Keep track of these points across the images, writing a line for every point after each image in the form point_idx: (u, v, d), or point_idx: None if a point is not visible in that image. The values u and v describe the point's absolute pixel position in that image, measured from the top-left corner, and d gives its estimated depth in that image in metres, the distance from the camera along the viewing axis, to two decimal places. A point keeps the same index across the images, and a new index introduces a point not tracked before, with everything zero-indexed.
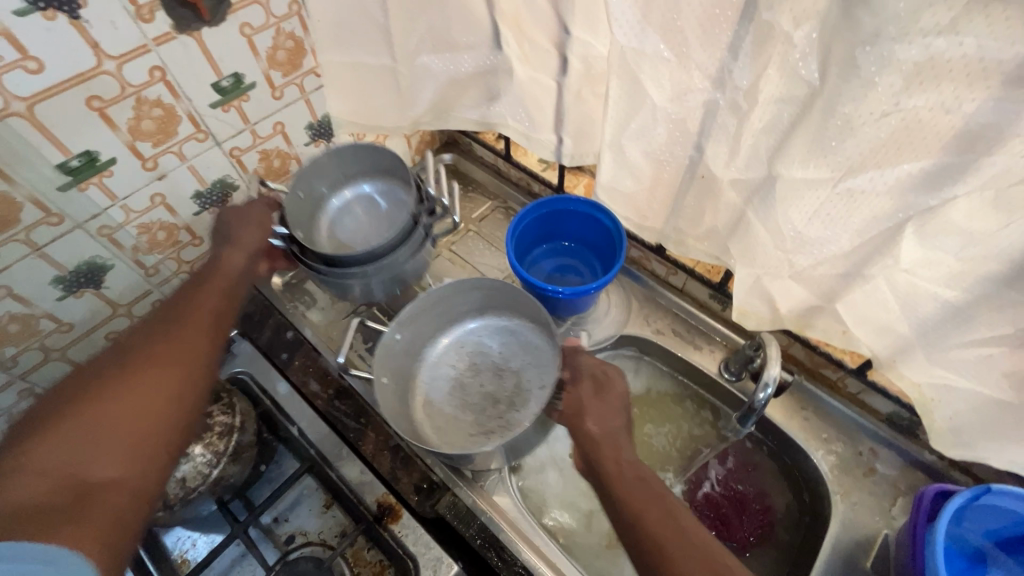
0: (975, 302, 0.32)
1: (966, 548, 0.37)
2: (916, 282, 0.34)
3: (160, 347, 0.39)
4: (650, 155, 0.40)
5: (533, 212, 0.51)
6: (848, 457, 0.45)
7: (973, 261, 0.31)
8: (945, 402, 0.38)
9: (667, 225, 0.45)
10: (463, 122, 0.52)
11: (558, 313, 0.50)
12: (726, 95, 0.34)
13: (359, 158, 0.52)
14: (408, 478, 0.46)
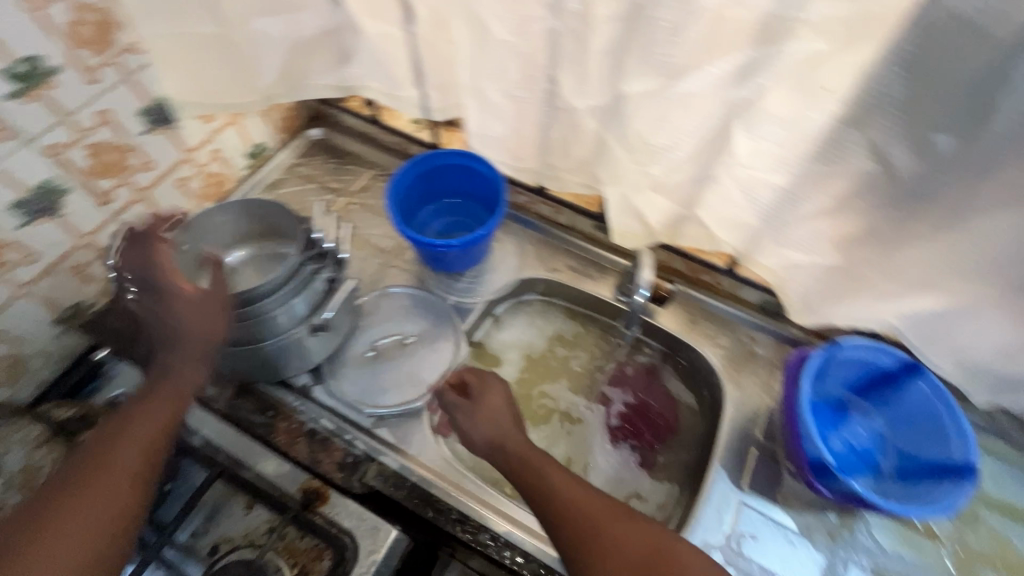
0: (800, 176, 0.77)
1: (829, 395, 1.00)
2: (753, 172, 0.79)
3: (102, 478, 0.70)
4: (505, 90, 0.88)
5: (413, 174, 1.07)
6: (735, 346, 1.10)
7: (790, 139, 0.73)
8: (794, 278, 0.92)
9: (545, 162, 0.99)
10: (317, 84, 1.04)
11: (446, 258, 1.07)
12: (560, 18, 0.74)
13: (251, 214, 1.05)
14: (325, 461, 0.96)
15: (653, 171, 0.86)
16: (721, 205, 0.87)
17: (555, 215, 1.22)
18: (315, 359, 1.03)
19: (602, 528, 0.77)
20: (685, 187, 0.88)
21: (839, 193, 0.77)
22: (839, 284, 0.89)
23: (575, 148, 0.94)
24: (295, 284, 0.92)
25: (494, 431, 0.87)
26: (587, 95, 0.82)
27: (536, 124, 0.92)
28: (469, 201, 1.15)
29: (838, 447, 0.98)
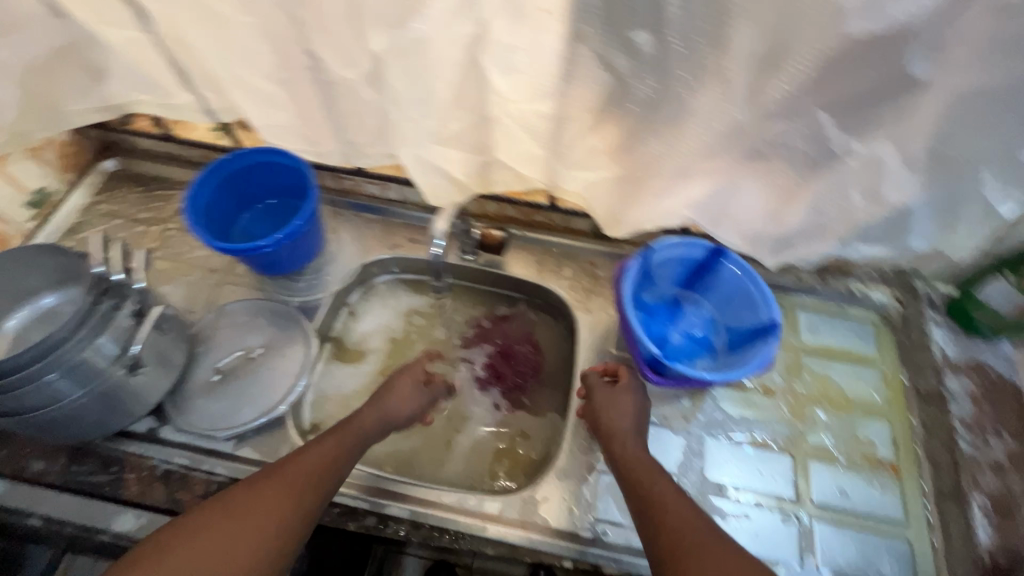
0: (552, 99, 0.92)
1: (664, 295, 1.31)
2: (516, 106, 0.95)
3: (289, 483, 0.93)
4: (267, 74, 0.98)
5: (207, 182, 1.15)
6: (576, 272, 1.40)
7: (537, 69, 0.87)
8: (592, 193, 1.11)
9: (341, 139, 1.10)
10: (72, 111, 1.13)
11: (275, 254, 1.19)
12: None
13: (31, 261, 1.02)
14: (135, 486, 1.12)
15: (428, 124, 1.00)
16: (509, 143, 1.05)
17: (385, 190, 1.45)
18: (154, 392, 1.12)
19: (700, 542, 0.89)
20: (463, 132, 1.03)
21: (592, 107, 0.92)
22: (635, 186, 1.04)
23: (366, 119, 1.05)
24: (93, 325, 0.94)
25: (619, 414, 1.10)
26: (354, 63, 0.93)
27: (317, 103, 1.03)
28: (283, 198, 1.30)
29: (676, 338, 1.27)
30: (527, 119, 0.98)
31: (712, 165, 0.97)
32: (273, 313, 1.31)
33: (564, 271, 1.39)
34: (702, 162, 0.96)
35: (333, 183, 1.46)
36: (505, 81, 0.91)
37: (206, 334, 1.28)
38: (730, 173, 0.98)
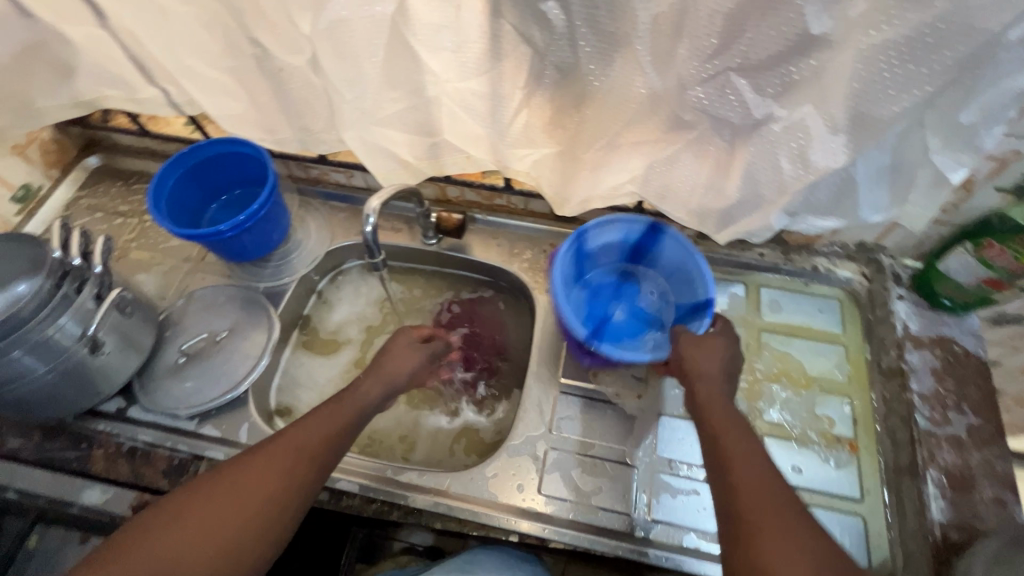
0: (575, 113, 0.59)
1: (608, 272, 0.80)
2: (520, 103, 0.60)
3: (294, 459, 0.56)
4: (94, 64, 0.70)
5: (176, 168, 0.78)
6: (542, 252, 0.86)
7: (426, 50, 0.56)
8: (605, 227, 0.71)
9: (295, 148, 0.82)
10: None
11: (245, 239, 0.77)
12: None
13: None
14: None
15: (386, 133, 0.67)
16: (452, 123, 0.66)
17: (351, 179, 0.91)
18: (124, 376, 0.73)
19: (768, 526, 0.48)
20: (428, 142, 0.69)
21: (630, 116, 0.56)
22: (566, 165, 0.64)
23: (316, 102, 0.70)
24: (48, 309, 0.61)
25: (710, 373, 0.60)
26: (298, 49, 0.62)
27: (264, 85, 0.68)
28: (253, 189, 0.86)
29: (620, 317, 0.77)
30: (456, 101, 0.62)
31: (686, 179, 0.61)
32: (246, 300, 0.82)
33: (528, 255, 0.86)
34: (676, 172, 0.61)
35: (297, 171, 0.91)
36: (432, 65, 0.58)
37: (175, 319, 0.80)
38: (702, 187, 0.62)
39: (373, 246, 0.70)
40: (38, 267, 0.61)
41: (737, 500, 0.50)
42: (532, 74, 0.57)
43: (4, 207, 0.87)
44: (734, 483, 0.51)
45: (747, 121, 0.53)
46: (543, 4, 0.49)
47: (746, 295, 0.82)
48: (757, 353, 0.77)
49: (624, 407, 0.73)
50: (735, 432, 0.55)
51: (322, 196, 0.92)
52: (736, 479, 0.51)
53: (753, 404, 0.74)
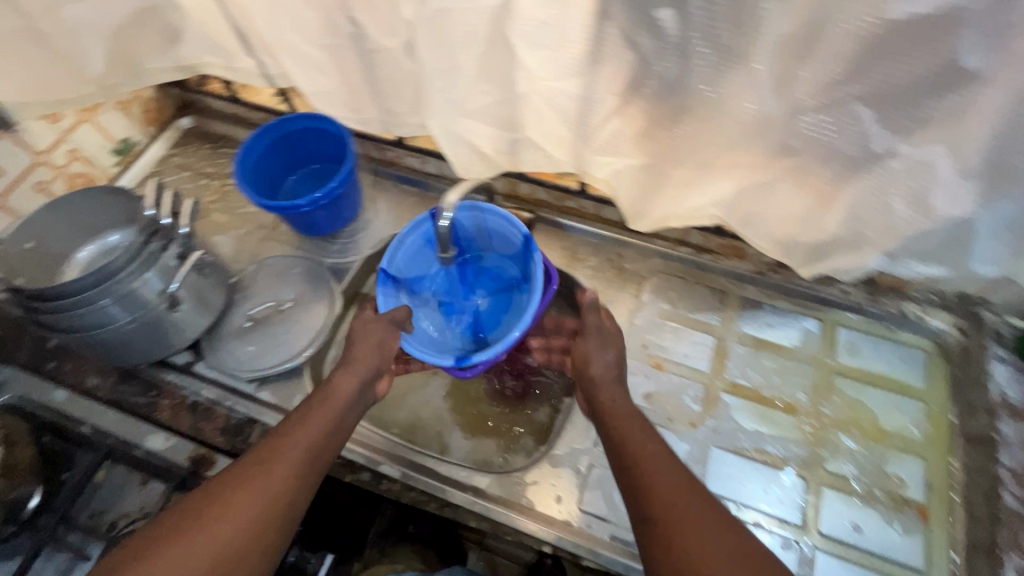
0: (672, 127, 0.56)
1: (443, 254, 0.77)
2: (614, 111, 0.57)
3: (267, 479, 0.53)
4: (200, 32, 0.73)
5: (262, 139, 0.80)
6: (606, 260, 0.84)
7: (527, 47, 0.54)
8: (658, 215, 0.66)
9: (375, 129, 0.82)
10: None
11: (319, 215, 0.79)
12: None
13: (94, 211, 0.74)
14: None
15: (470, 126, 0.66)
16: (537, 121, 0.64)
17: (424, 165, 0.91)
18: (194, 333, 0.76)
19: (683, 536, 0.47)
20: (509, 138, 0.68)
21: (731, 136, 0.52)
22: (650, 179, 0.62)
23: (403, 86, 0.70)
24: (142, 263, 0.66)
25: (599, 380, 0.60)
26: (395, 32, 0.62)
27: (356, 64, 0.69)
28: (331, 165, 0.87)
29: (487, 305, 0.77)
30: (546, 100, 0.60)
31: (782, 208, 0.58)
32: (311, 273, 0.84)
33: (592, 262, 0.84)
34: (772, 199, 0.58)
35: (373, 151, 0.92)
36: (528, 61, 0.56)
37: (245, 283, 0.84)
38: (797, 217, 0.58)
39: None
40: (140, 222, 0.66)
41: (650, 499, 0.50)
42: (631, 81, 0.53)
43: (104, 160, 0.92)
44: (642, 484, 0.51)
45: (864, 155, 0.49)
46: (658, 10, 0.46)
47: (822, 334, 0.77)
48: (826, 396, 0.73)
49: (678, 434, 0.70)
50: (635, 423, 0.56)
51: (395, 177, 0.93)
52: (646, 479, 0.51)
53: (815, 451, 0.69)
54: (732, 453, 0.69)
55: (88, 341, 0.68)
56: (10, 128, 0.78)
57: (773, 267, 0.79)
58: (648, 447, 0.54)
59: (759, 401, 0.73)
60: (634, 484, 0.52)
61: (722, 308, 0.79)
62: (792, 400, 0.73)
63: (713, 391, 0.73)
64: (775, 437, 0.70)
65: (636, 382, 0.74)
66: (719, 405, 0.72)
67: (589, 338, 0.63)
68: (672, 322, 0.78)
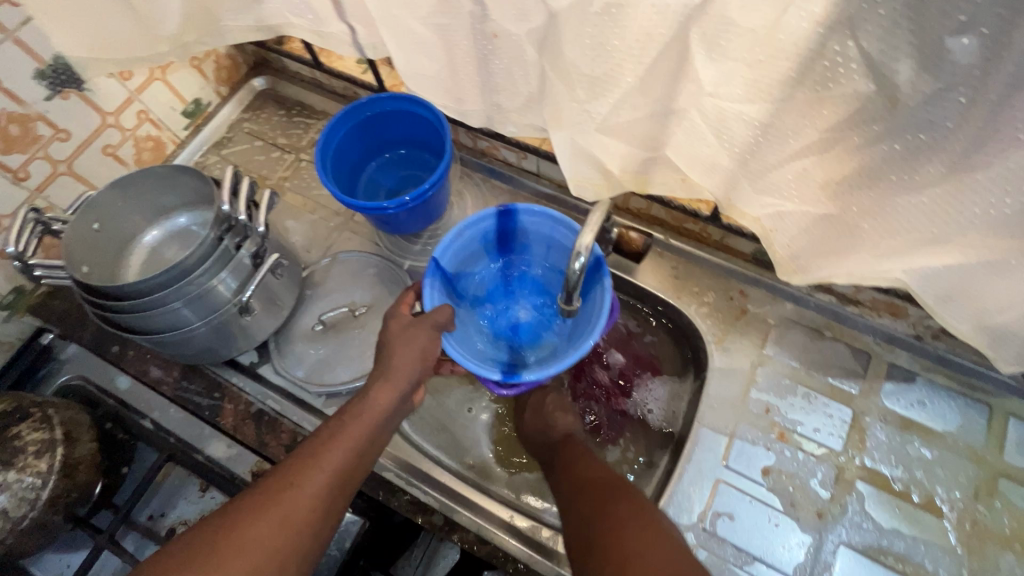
0: (892, 184, 0.42)
1: (484, 254, 0.71)
2: (813, 151, 0.44)
3: (292, 506, 0.47)
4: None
5: (346, 121, 0.70)
6: (727, 298, 0.71)
7: (720, 59, 0.40)
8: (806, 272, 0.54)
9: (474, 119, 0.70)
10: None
11: (404, 215, 0.69)
12: None
13: (164, 193, 0.68)
14: None
15: (605, 142, 0.53)
16: (689, 143, 0.50)
17: (520, 160, 0.79)
18: (262, 336, 0.69)
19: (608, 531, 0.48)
20: (647, 156, 0.55)
21: (984, 210, 0.39)
22: (831, 235, 0.49)
23: (521, 79, 0.57)
24: (214, 265, 0.58)
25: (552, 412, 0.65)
26: (527, 16, 0.49)
27: (469, 49, 0.56)
28: (418, 152, 0.77)
29: (529, 316, 0.71)
30: (714, 123, 0.46)
31: (1007, 294, 0.45)
32: (386, 276, 0.75)
33: (710, 298, 0.71)
34: (1001, 280, 0.44)
35: (463, 138, 0.80)
36: (702, 73, 0.42)
37: (316, 279, 0.76)
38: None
39: (573, 290, 0.55)
40: (213, 222, 0.57)
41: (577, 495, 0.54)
42: (854, 120, 0.39)
43: (174, 122, 0.84)
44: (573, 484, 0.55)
45: None
46: (953, 39, 0.32)
47: (989, 424, 0.63)
48: (987, 502, 0.60)
49: (800, 523, 0.60)
50: (576, 443, 0.61)
51: (486, 169, 0.82)
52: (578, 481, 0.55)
53: (971, 569, 0.57)
54: (865, 556, 0.59)
55: (155, 345, 0.62)
56: (78, 87, 0.70)
57: (935, 333, 0.65)
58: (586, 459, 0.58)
59: (901, 496, 0.61)
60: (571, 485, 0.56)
61: (863, 374, 0.66)
62: (944, 503, 0.60)
63: (846, 476, 0.62)
64: (922, 544, 0.59)
65: (754, 454, 0.63)
66: (852, 494, 0.61)
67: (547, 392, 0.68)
68: (801, 385, 0.66)
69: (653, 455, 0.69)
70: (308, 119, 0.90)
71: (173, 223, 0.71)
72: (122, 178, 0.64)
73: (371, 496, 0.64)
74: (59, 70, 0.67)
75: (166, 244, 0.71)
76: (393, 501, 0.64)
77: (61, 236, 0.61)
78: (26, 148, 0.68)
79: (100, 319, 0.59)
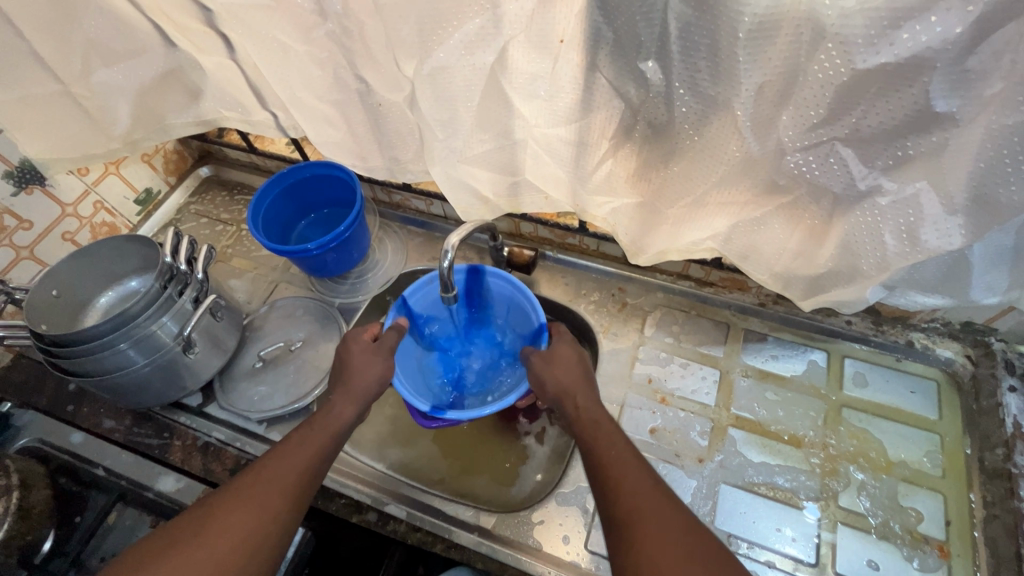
0: (663, 176, 0.57)
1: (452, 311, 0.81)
2: (607, 155, 0.59)
3: (264, 497, 0.52)
4: (216, 96, 0.77)
5: (273, 188, 0.84)
6: (609, 295, 0.85)
7: (523, 95, 0.56)
8: (644, 251, 0.67)
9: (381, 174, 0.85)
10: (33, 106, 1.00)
11: (327, 256, 0.81)
12: (135, 34, 0.69)
13: (116, 260, 0.79)
14: None
15: (471, 173, 0.67)
16: (536, 164, 0.65)
17: (429, 207, 0.94)
18: (207, 375, 0.78)
19: (625, 487, 0.51)
20: (507, 183, 0.69)
21: (722, 179, 0.53)
22: (646, 218, 0.63)
23: (408, 135, 0.73)
24: (159, 307, 0.68)
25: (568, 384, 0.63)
26: (397, 87, 0.65)
27: (363, 117, 0.72)
28: (341, 210, 0.91)
29: (479, 368, 0.81)
30: (543, 145, 0.62)
31: (775, 242, 0.58)
32: (318, 315, 0.86)
33: (595, 296, 0.85)
34: (765, 236, 0.58)
35: (380, 195, 0.95)
36: (523, 110, 0.58)
37: (256, 324, 0.86)
38: (790, 251, 0.58)
39: (450, 282, 0.68)
40: (156, 274, 0.69)
41: (616, 498, 0.51)
42: (622, 127, 0.56)
43: (127, 209, 0.97)
44: (608, 481, 0.53)
45: (850, 193, 0.49)
46: (644, 64, 0.48)
47: (828, 366, 0.76)
48: (834, 428, 0.71)
49: (685, 470, 0.70)
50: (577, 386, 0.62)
51: (402, 218, 0.96)
52: (616, 470, 0.53)
53: (827, 484, 0.68)
54: (742, 489, 0.68)
55: (109, 390, 0.70)
56: (41, 182, 0.83)
57: (773, 298, 0.79)
58: (624, 449, 0.55)
59: (766, 434, 0.71)
60: (604, 482, 0.53)
61: (725, 341, 0.79)
62: (799, 434, 0.71)
63: (720, 425, 0.72)
64: (786, 469, 0.69)
65: (641, 418, 0.74)
66: (726, 440, 0.71)
67: (555, 345, 0.67)
68: (676, 356, 0.78)
69: (561, 438, 0.77)
70: (248, 196, 1.05)
71: (123, 286, 0.81)
72: (79, 249, 0.75)
73: (312, 504, 0.71)
74: (24, 170, 0.80)
75: (116, 304, 0.80)
76: (331, 505, 0.71)
77: (23, 302, 0.71)
78: None
79: (58, 370, 0.68)
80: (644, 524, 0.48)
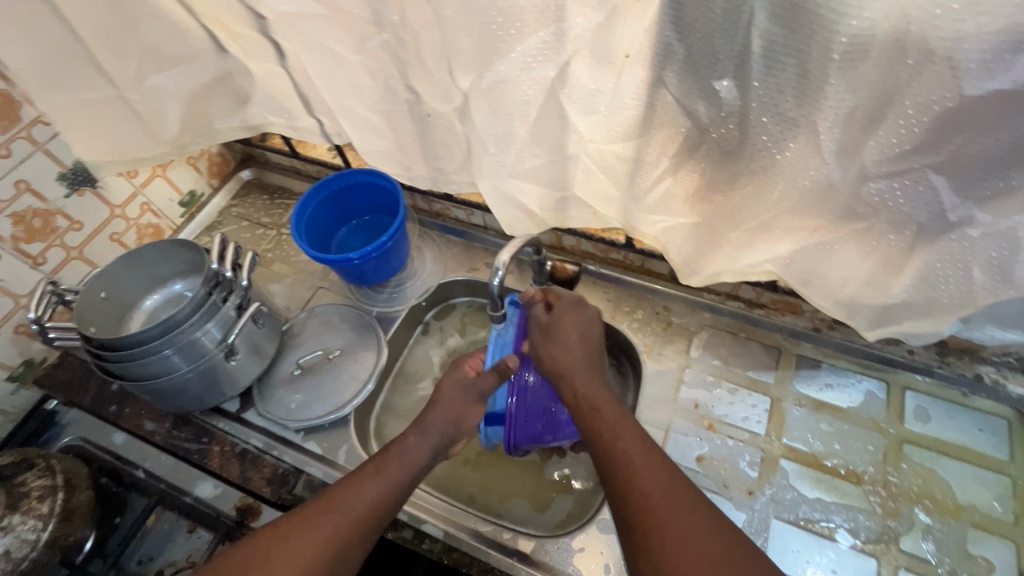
0: (727, 198, 0.54)
1: None
2: (667, 175, 0.56)
3: (333, 522, 0.53)
4: (264, 105, 0.77)
5: (316, 195, 0.84)
6: (653, 314, 0.82)
7: (582, 111, 0.54)
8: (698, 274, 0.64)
9: None
10: None
11: (367, 264, 0.80)
12: (190, 43, 0.70)
13: (162, 264, 0.79)
14: None
15: (519, 188, 0.65)
16: (588, 180, 0.63)
17: (469, 216, 0.92)
18: (247, 381, 0.78)
19: (638, 483, 0.48)
20: (554, 200, 0.67)
21: (792, 203, 0.51)
22: (702, 240, 0.60)
23: (454, 146, 0.71)
24: (204, 314, 0.68)
25: (567, 368, 0.60)
26: (448, 98, 0.64)
27: (410, 127, 0.71)
28: (382, 218, 0.90)
29: None
30: (598, 161, 0.59)
31: (843, 269, 0.54)
32: (356, 325, 0.86)
33: (639, 314, 0.82)
34: (835, 263, 0.54)
35: (420, 203, 0.95)
36: (580, 125, 0.55)
37: (295, 331, 0.86)
38: (858, 280, 0.55)
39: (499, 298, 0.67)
40: (201, 284, 0.69)
41: (633, 502, 0.47)
42: (685, 146, 0.53)
43: (172, 212, 0.98)
44: (619, 477, 0.50)
45: (938, 223, 0.46)
46: (718, 82, 0.45)
47: (888, 399, 0.72)
48: (895, 465, 0.67)
49: (734, 502, 0.67)
50: (578, 371, 0.60)
51: (440, 226, 0.95)
52: (626, 467, 0.50)
53: (888, 525, 0.64)
54: (795, 526, 0.65)
55: (154, 395, 0.70)
56: (91, 184, 0.84)
57: (829, 324, 0.76)
58: (632, 445, 0.51)
59: (821, 469, 0.68)
60: (615, 485, 0.50)
61: (777, 366, 0.76)
62: (858, 470, 0.67)
63: (771, 455, 0.69)
64: (843, 506, 0.65)
65: (687, 444, 0.71)
66: (778, 472, 0.68)
67: (557, 317, 0.64)
68: (724, 380, 0.75)
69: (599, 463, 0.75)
70: (288, 200, 1.05)
71: (168, 289, 0.82)
72: (128, 252, 0.76)
73: None
74: (77, 172, 0.82)
75: (160, 307, 0.81)
76: None
77: (73, 305, 0.73)
78: (45, 237, 0.80)
79: (106, 375, 0.69)
80: (658, 521, 0.45)
